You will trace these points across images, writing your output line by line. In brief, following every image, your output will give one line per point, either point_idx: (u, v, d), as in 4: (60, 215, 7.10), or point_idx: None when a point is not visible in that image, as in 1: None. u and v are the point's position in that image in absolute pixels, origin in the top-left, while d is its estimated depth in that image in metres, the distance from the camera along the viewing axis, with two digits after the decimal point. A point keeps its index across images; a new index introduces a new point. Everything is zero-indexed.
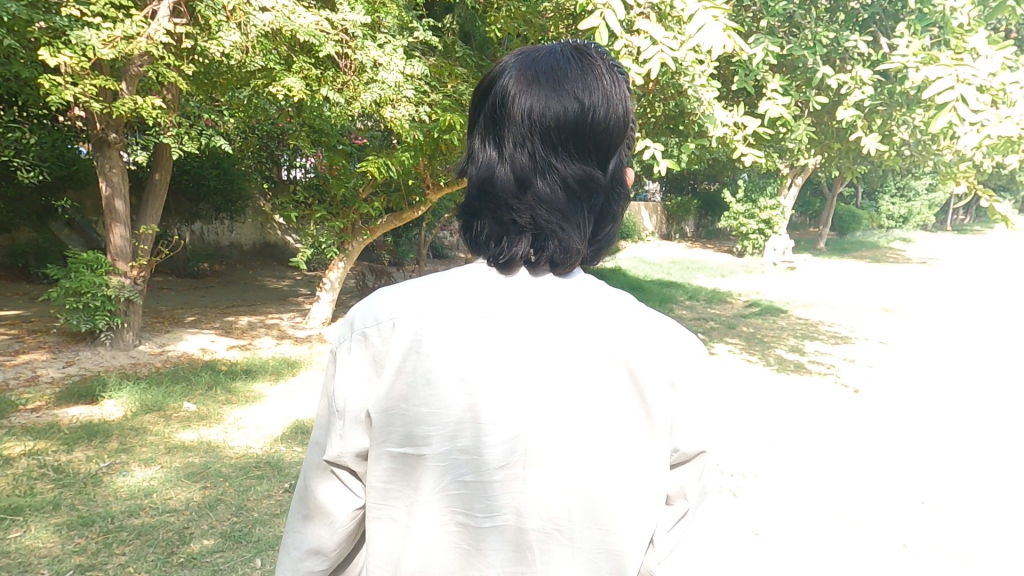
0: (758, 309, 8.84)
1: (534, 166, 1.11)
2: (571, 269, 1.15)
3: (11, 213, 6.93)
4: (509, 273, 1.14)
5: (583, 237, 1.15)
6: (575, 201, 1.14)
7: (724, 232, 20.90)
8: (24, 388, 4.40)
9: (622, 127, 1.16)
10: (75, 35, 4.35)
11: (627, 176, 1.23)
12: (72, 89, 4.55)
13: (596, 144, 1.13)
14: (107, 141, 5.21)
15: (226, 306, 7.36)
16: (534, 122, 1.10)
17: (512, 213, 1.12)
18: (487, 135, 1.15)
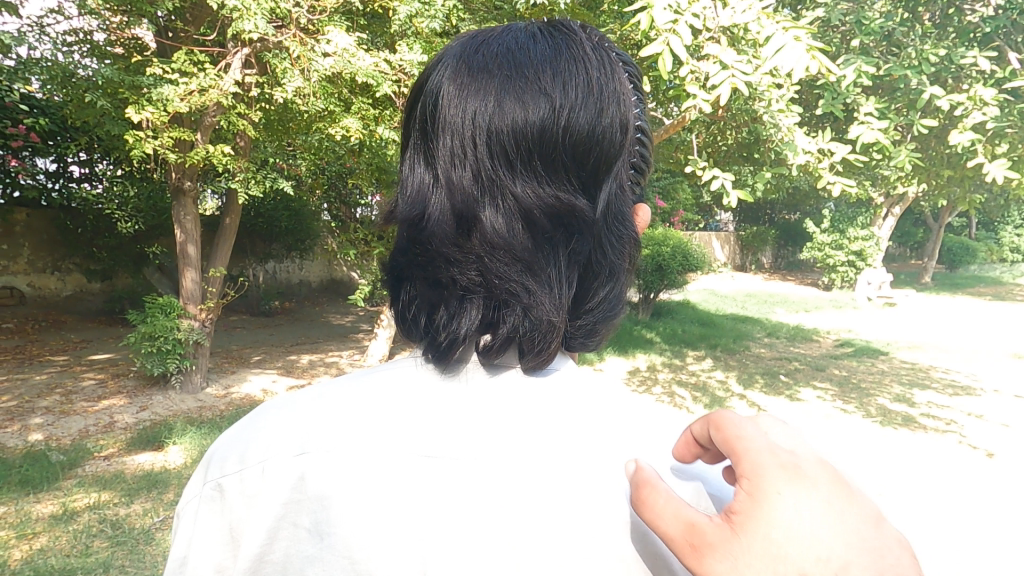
0: (851, 349, 7.86)
1: (484, 199, 0.91)
2: (542, 354, 0.91)
3: (111, 259, 7.44)
4: (450, 359, 0.90)
5: (558, 301, 0.93)
6: (546, 251, 0.93)
7: (807, 261, 19.37)
8: (100, 434, 4.54)
9: (615, 136, 0.94)
10: (154, 92, 4.50)
11: (626, 209, 1.01)
12: (152, 142, 4.76)
13: (576, 162, 0.92)
14: (183, 190, 5.46)
15: (291, 344, 7.53)
16: (481, 132, 0.90)
17: (454, 270, 0.92)
18: (422, 151, 0.97)
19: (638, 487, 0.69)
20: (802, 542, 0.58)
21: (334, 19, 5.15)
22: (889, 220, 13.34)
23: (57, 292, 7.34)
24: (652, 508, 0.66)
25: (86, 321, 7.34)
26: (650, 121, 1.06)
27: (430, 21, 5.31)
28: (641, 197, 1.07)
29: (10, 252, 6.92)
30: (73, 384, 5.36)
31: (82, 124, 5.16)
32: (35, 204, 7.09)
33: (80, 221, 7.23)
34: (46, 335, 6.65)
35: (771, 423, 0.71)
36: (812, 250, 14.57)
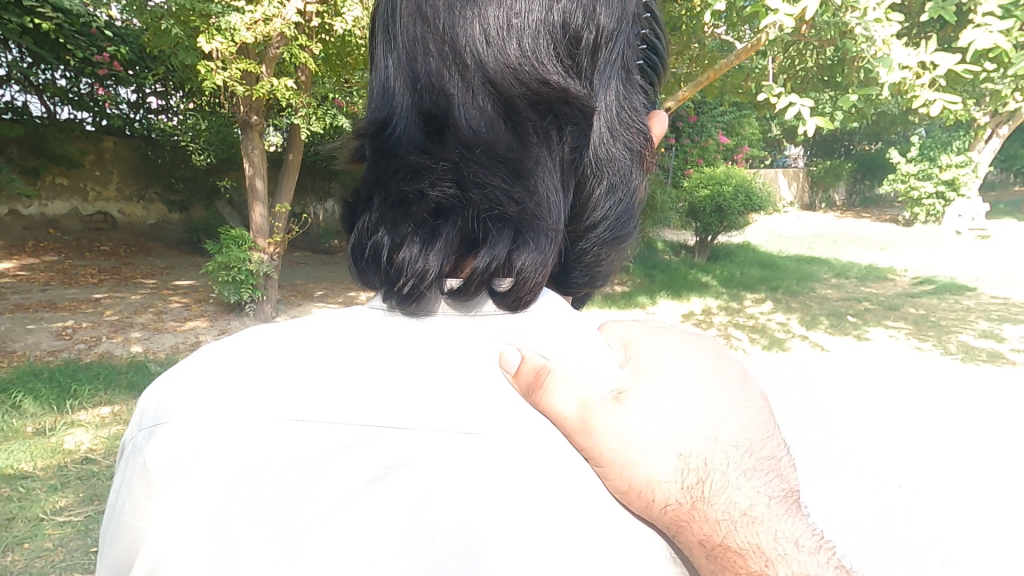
0: (931, 287, 7.42)
1: (456, 88, 0.81)
2: (526, 290, 0.83)
3: (187, 191, 7.81)
4: (421, 303, 0.83)
5: (550, 212, 0.84)
6: (534, 150, 0.83)
7: (887, 196, 18.23)
8: (189, 350, 4.84)
9: (606, 10, 0.84)
10: (223, 21, 4.48)
11: (630, 104, 0.90)
12: (222, 74, 4.82)
13: (564, 39, 0.82)
14: (250, 124, 5.53)
15: (350, 281, 7.76)
16: (450, 8, 0.82)
17: (425, 181, 0.83)
18: (385, 47, 0.88)
19: (538, 379, 0.75)
20: (677, 404, 0.75)
21: None
22: (991, 142, 12.55)
23: (143, 220, 7.78)
24: (549, 396, 0.74)
25: (169, 249, 7.66)
26: (654, 8, 0.97)
27: None
28: (656, 97, 0.96)
29: (103, 178, 7.42)
30: (164, 306, 5.72)
31: (160, 53, 5.32)
32: (121, 133, 7.51)
33: (160, 151, 7.61)
34: (137, 258, 7.07)
35: (637, 323, 0.89)
36: (894, 183, 13.82)
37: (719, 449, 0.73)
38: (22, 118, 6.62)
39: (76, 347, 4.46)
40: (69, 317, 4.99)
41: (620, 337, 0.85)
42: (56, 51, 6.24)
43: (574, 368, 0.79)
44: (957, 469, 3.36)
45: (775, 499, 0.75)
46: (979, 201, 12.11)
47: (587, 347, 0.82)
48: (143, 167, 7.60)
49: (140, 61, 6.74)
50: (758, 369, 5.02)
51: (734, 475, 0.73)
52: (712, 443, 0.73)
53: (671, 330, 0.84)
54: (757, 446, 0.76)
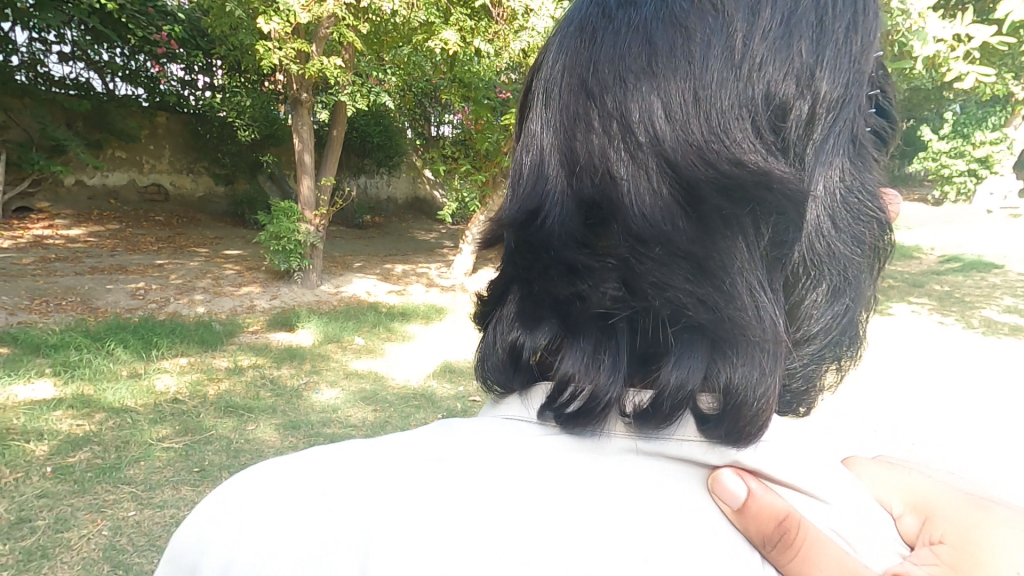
0: (958, 266, 7.45)
1: (623, 168, 0.63)
2: (735, 422, 0.63)
3: (232, 165, 8.20)
4: (593, 427, 0.64)
5: (767, 323, 0.64)
6: (726, 245, 0.62)
7: (917, 176, 17.88)
8: (246, 313, 5.24)
9: (835, 65, 0.63)
10: (281, 3, 4.74)
11: (860, 186, 0.67)
12: (278, 53, 5.10)
13: (768, 110, 0.62)
14: (301, 101, 5.88)
15: (385, 255, 8.09)
16: (619, 73, 0.63)
17: (586, 285, 0.65)
18: (534, 118, 0.71)
19: (787, 528, 0.62)
20: None
21: None
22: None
23: (192, 194, 8.24)
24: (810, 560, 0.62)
25: (216, 221, 8.09)
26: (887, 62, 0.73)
27: None
28: (887, 177, 0.75)
29: (156, 151, 7.85)
30: (219, 272, 6.15)
31: (220, 34, 5.68)
32: (173, 109, 7.98)
33: (208, 127, 8.03)
34: (188, 230, 7.50)
35: (933, 487, 0.85)
36: (924, 161, 13.61)
37: None
38: (86, 94, 7.10)
39: (148, 307, 4.89)
40: (139, 280, 5.44)
41: (921, 507, 0.82)
42: (118, 31, 6.79)
43: (861, 529, 0.67)
44: None
45: None
46: (1012, 180, 11.87)
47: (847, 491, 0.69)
48: (192, 142, 8.04)
49: (191, 41, 7.28)
50: None
51: None
52: None
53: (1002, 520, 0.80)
54: None
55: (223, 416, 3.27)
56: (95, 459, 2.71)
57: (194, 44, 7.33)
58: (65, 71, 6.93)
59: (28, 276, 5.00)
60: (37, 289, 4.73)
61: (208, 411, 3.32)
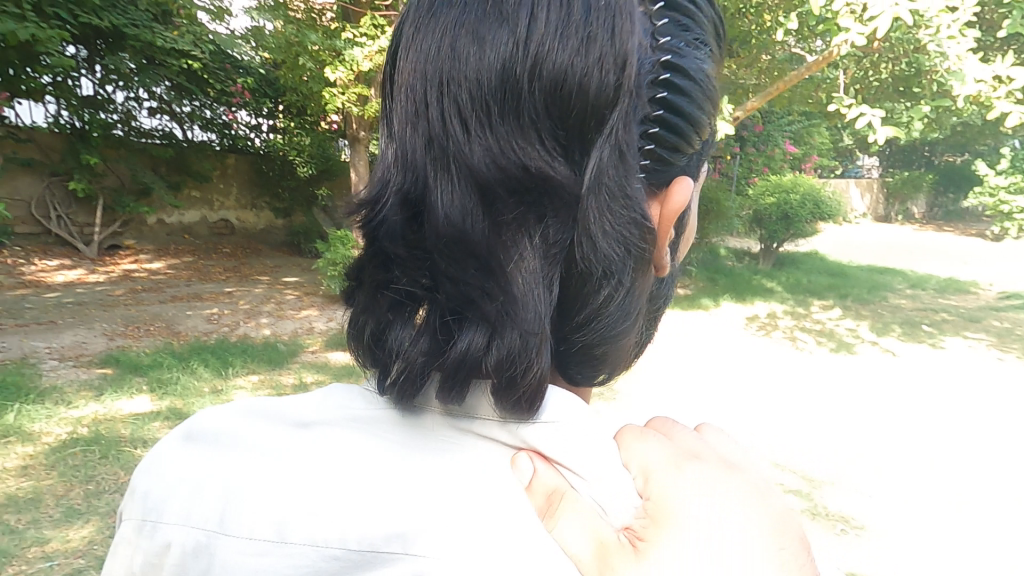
0: (1018, 302, 7.17)
1: (434, 172, 0.71)
2: (516, 394, 0.71)
3: (291, 199, 8.83)
4: (408, 398, 0.76)
5: (539, 310, 0.71)
6: (510, 245, 0.71)
7: (972, 211, 17.16)
8: (306, 334, 5.63)
9: (600, 72, 0.70)
10: (347, 53, 5.31)
11: (621, 190, 0.74)
12: (341, 97, 5.68)
13: (551, 119, 0.70)
14: (359, 138, 6.41)
15: None
16: (435, 85, 0.72)
17: (396, 273, 0.75)
18: (386, 117, 0.81)
19: (550, 504, 0.69)
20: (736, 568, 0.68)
21: None
22: None
23: (255, 226, 8.96)
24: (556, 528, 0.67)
25: (275, 250, 8.74)
26: (687, 68, 0.79)
27: None
28: (672, 174, 0.80)
29: (225, 190, 8.60)
30: (281, 297, 6.63)
31: (292, 83, 6.29)
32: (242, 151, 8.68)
33: (271, 164, 8.72)
34: (252, 259, 8.13)
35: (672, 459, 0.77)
36: (980, 196, 13.19)
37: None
38: (170, 142, 7.81)
39: (221, 329, 5.35)
40: (213, 306, 5.98)
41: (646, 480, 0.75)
42: (199, 85, 7.68)
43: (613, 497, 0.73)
44: (962, 444, 3.84)
45: None
46: None
47: (608, 466, 0.75)
48: (257, 180, 8.76)
49: (259, 89, 8.17)
50: (818, 371, 5.19)
51: None
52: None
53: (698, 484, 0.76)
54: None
55: None
56: None
57: (262, 92, 8.24)
58: (153, 124, 7.65)
59: (121, 304, 5.56)
60: (131, 315, 5.26)
61: None
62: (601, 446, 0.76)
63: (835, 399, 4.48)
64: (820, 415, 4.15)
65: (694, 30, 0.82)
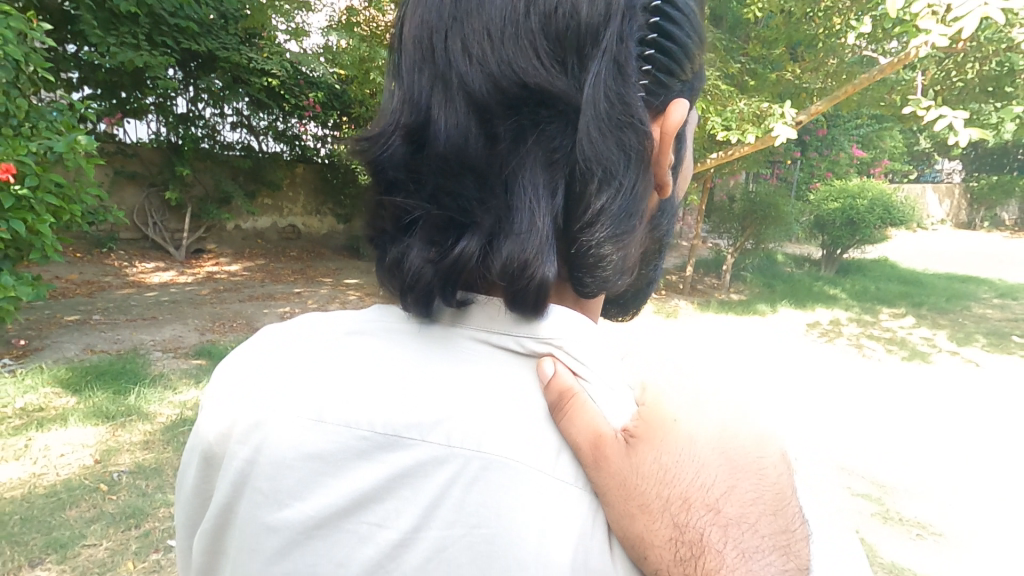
0: None
1: (437, 102, 0.74)
2: (519, 295, 0.72)
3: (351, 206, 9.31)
4: (423, 309, 0.76)
5: (532, 214, 0.71)
6: (503, 158, 0.72)
7: None
8: None
9: (589, 0, 0.72)
10: None
11: (619, 99, 0.72)
12: None
13: (546, 42, 0.72)
14: None
15: None
16: (439, 24, 0.75)
17: (407, 194, 0.77)
18: (396, 68, 0.84)
19: (565, 400, 0.69)
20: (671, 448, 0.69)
21: None
22: None
23: (318, 230, 9.51)
24: (574, 419, 0.68)
25: (337, 253, 9.26)
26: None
27: None
28: (673, 95, 0.78)
29: (293, 198, 9.18)
30: (344, 297, 7.05)
31: (362, 96, 6.66)
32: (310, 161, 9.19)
33: (334, 173, 9.22)
34: (316, 262, 8.66)
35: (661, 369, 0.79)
36: None
37: (715, 512, 0.66)
38: (248, 153, 8.40)
39: None
40: (286, 305, 6.43)
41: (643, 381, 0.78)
42: (276, 101, 8.37)
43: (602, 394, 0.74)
44: (999, 437, 3.89)
45: (765, 544, 0.66)
46: None
47: (608, 386, 0.75)
48: (321, 187, 9.30)
49: (329, 103, 8.75)
50: (884, 378, 5.02)
51: (727, 516, 0.66)
52: (698, 487, 0.67)
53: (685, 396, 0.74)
54: (740, 489, 0.67)
55: None
56: None
57: (331, 105, 8.80)
58: (234, 137, 8.30)
59: (208, 303, 6.09)
60: (216, 313, 5.75)
61: None
62: (602, 364, 0.76)
63: (885, 400, 4.43)
64: (890, 425, 3.98)
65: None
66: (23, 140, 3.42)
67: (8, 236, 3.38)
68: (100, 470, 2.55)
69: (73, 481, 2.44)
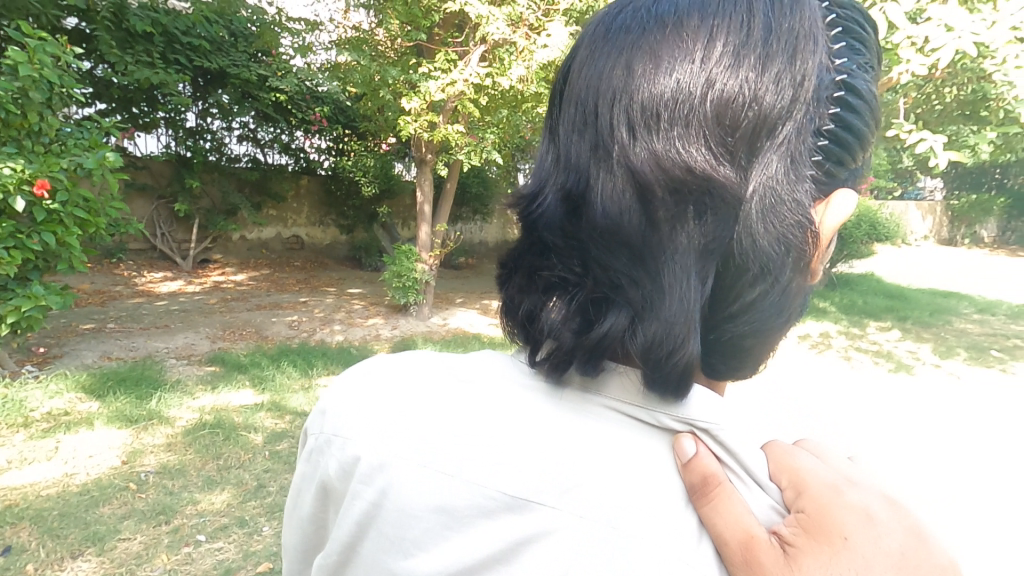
0: None
1: (598, 175, 0.73)
2: (670, 384, 0.71)
3: (354, 217, 9.43)
4: (561, 374, 0.76)
5: (686, 300, 0.70)
6: (665, 240, 0.71)
7: None
8: (376, 340, 6.05)
9: (773, 89, 0.71)
10: (421, 84, 5.71)
11: (790, 195, 0.73)
12: (413, 125, 6.01)
13: (719, 125, 0.71)
14: (426, 161, 6.90)
15: (482, 292, 8.85)
16: (609, 94, 0.74)
17: (555, 262, 0.77)
18: (548, 125, 0.84)
19: (709, 486, 0.68)
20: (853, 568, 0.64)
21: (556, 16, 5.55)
22: None
23: (322, 241, 9.62)
24: (718, 510, 0.67)
25: (340, 264, 9.39)
26: (858, 87, 0.78)
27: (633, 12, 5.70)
28: (838, 186, 0.77)
29: (297, 209, 9.29)
30: (349, 307, 7.15)
31: (371, 113, 6.86)
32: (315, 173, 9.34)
33: (339, 185, 9.32)
34: (320, 272, 8.76)
35: (819, 468, 0.75)
36: None
37: None
38: (255, 166, 8.58)
39: (302, 334, 5.85)
40: (293, 313, 6.54)
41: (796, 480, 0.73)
42: (283, 115, 8.50)
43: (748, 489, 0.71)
44: (988, 447, 3.99)
45: None
46: None
47: (756, 476, 0.73)
48: (325, 199, 9.42)
49: (335, 117, 8.81)
50: (876, 391, 5.09)
51: None
52: None
53: (860, 502, 0.70)
54: None
55: None
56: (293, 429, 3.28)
57: (337, 119, 8.85)
58: (240, 151, 8.49)
59: (217, 311, 6.19)
60: (227, 322, 5.85)
61: None
62: (746, 446, 0.75)
63: (879, 413, 4.50)
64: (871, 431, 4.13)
65: (865, 51, 0.81)
66: (55, 156, 3.59)
67: (38, 248, 3.55)
68: (127, 470, 2.67)
69: (103, 480, 2.57)
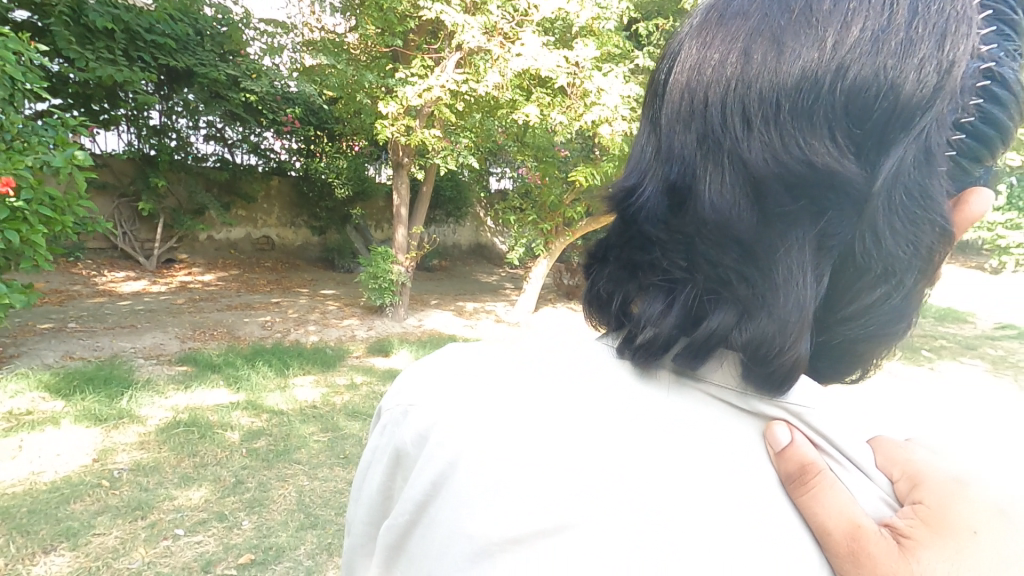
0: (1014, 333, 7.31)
1: (708, 170, 0.69)
2: (776, 378, 0.70)
3: (328, 219, 9.26)
4: (651, 363, 0.73)
5: (799, 296, 0.67)
6: (777, 236, 0.67)
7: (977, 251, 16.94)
8: (351, 340, 5.98)
9: (916, 80, 0.64)
10: (399, 91, 5.67)
11: (923, 193, 0.67)
12: (391, 129, 6.00)
13: (847, 119, 0.65)
14: (402, 164, 6.88)
15: (457, 294, 8.84)
16: (726, 86, 0.69)
17: (657, 254, 0.73)
18: (650, 116, 0.80)
19: (807, 474, 0.67)
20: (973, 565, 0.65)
21: (530, 25, 5.65)
22: None
23: (294, 242, 9.43)
24: (819, 497, 0.66)
25: (312, 265, 9.24)
26: (1009, 77, 0.69)
27: (604, 22, 5.91)
28: (973, 183, 0.71)
29: (268, 210, 9.13)
30: (324, 307, 7.05)
31: (348, 115, 6.84)
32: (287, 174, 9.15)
33: (312, 187, 9.13)
34: (292, 273, 8.61)
35: (933, 461, 0.74)
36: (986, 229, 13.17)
37: None
38: (224, 166, 8.37)
39: (276, 334, 5.75)
40: (266, 314, 6.41)
41: (914, 475, 0.73)
42: (252, 115, 8.25)
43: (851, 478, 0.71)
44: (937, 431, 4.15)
45: None
46: None
47: (857, 465, 0.73)
48: (298, 200, 9.25)
49: (307, 118, 8.59)
50: None
51: None
52: None
53: (988, 500, 0.70)
54: None
55: (366, 401, 3.92)
56: (262, 428, 3.18)
57: (308, 121, 8.65)
58: (207, 151, 8.29)
59: (186, 311, 6.02)
60: (197, 322, 5.69)
61: (355, 394, 4.15)
62: (848, 438, 0.74)
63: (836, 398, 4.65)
64: None
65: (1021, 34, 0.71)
66: (18, 154, 3.44)
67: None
68: (99, 467, 2.58)
69: (73, 477, 2.49)
